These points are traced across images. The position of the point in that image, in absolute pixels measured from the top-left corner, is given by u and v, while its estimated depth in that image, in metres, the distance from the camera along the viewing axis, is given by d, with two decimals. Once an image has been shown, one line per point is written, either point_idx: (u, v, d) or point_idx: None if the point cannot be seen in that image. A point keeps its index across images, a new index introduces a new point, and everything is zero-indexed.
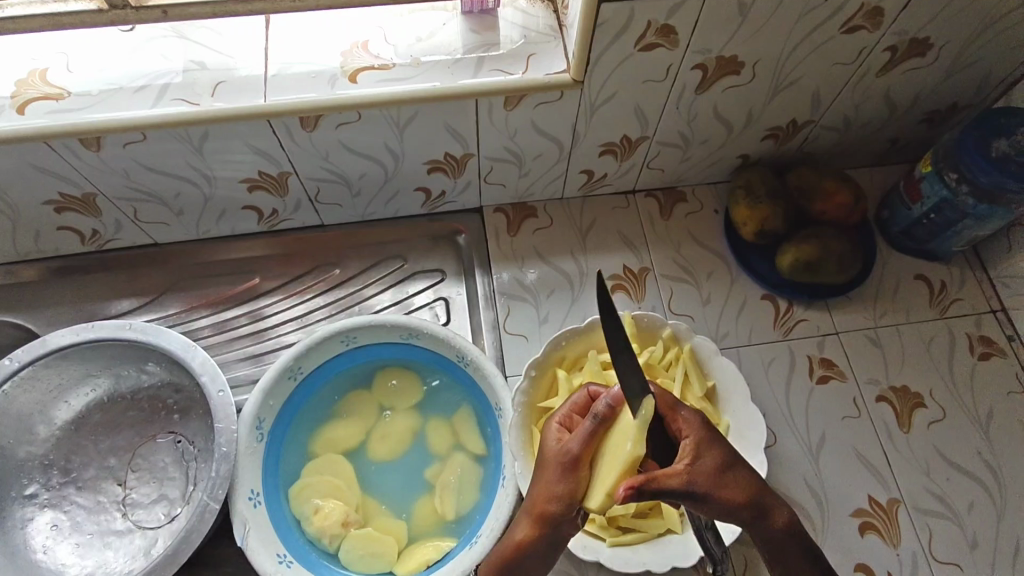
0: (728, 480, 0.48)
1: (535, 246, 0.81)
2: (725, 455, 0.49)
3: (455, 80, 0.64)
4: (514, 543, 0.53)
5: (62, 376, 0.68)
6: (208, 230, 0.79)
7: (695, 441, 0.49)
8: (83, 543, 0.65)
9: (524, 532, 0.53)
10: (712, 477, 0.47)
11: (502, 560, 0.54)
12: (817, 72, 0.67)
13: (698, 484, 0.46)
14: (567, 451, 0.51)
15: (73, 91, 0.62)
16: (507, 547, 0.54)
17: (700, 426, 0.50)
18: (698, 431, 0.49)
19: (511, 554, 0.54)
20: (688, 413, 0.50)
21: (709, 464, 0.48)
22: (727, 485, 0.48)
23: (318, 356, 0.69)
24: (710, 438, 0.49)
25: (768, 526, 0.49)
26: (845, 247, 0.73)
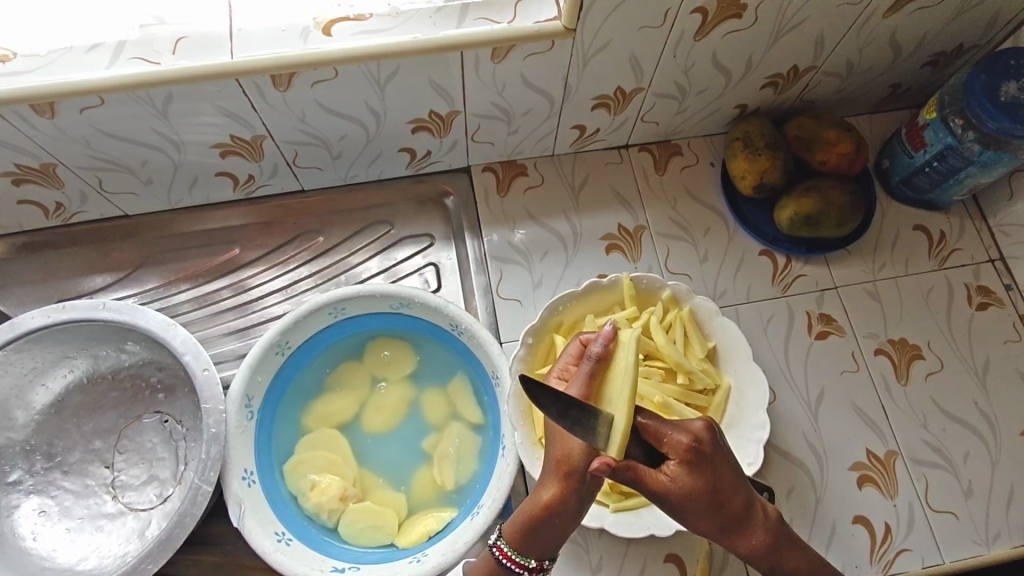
0: (701, 506, 0.48)
1: (526, 207, 0.78)
2: (706, 482, 0.48)
3: (438, 31, 0.59)
4: (543, 506, 0.51)
5: (36, 359, 0.65)
6: (181, 200, 0.75)
7: (678, 465, 0.48)
8: (74, 528, 0.64)
9: (551, 493, 0.52)
10: (684, 502, 0.48)
11: (528, 525, 0.52)
12: (821, 13, 0.63)
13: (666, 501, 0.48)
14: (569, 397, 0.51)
15: (19, 52, 0.57)
16: (532, 512, 0.52)
17: (685, 452, 0.48)
18: (682, 452, 0.48)
19: (538, 517, 0.52)
20: (676, 438, 0.48)
21: (683, 489, 0.48)
22: (698, 510, 0.48)
23: (306, 329, 0.66)
24: (693, 464, 0.48)
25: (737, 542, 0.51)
26: (845, 199, 0.71)
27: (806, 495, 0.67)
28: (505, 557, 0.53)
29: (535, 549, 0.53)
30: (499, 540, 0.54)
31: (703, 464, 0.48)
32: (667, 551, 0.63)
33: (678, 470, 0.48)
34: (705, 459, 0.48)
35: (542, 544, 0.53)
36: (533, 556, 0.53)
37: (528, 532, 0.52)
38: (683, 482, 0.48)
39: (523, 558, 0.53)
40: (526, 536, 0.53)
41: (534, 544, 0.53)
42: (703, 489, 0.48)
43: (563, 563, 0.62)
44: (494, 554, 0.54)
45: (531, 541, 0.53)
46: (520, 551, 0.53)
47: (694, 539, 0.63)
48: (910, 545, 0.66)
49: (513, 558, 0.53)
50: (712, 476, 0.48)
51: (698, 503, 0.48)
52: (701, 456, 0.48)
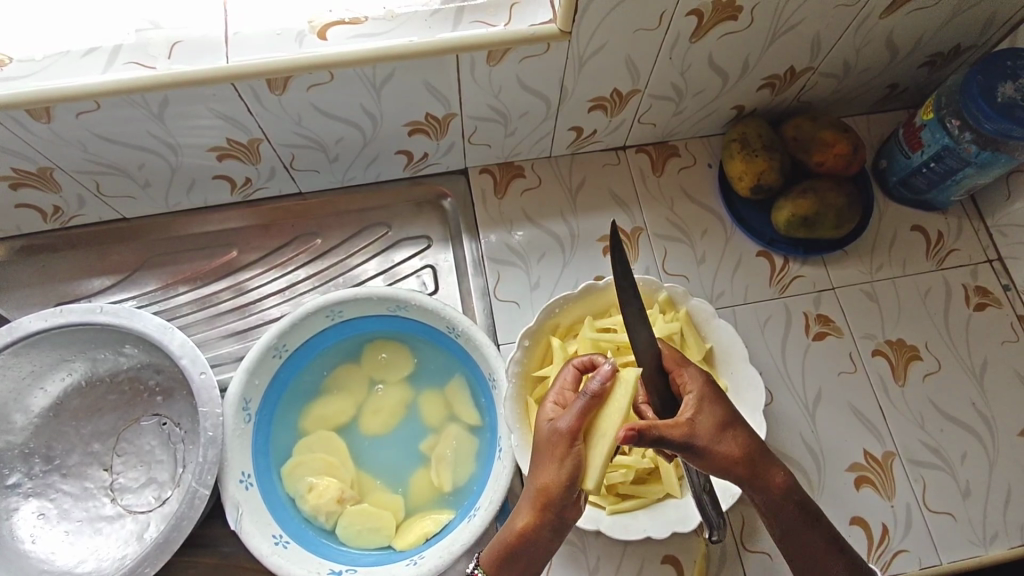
0: (723, 442, 0.50)
1: (523, 208, 0.78)
2: (724, 416, 0.51)
3: (434, 34, 0.59)
4: (517, 533, 0.52)
5: (34, 363, 0.65)
6: (179, 203, 0.75)
7: (697, 400, 0.51)
8: (73, 531, 0.64)
9: (525, 521, 0.52)
10: (708, 438, 0.49)
11: (504, 550, 0.53)
12: (818, 15, 0.63)
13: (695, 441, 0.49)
14: (561, 431, 0.51)
15: (15, 57, 0.57)
16: (509, 538, 0.53)
17: (703, 383, 0.51)
18: (701, 387, 0.51)
19: (512, 543, 0.53)
20: (690, 376, 0.52)
21: (706, 424, 0.50)
22: (722, 446, 0.50)
23: (303, 332, 0.66)
24: (711, 399, 0.51)
25: (761, 484, 0.52)
26: (843, 200, 0.71)
27: None
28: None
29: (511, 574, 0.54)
30: (478, 567, 0.54)
31: (719, 395, 0.51)
32: (663, 553, 0.63)
33: (698, 404, 0.50)
34: (718, 395, 0.52)
35: (519, 567, 0.54)
36: None
37: (504, 557, 0.53)
38: (704, 417, 0.50)
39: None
40: (502, 560, 0.53)
41: (511, 568, 0.54)
42: (721, 422, 0.50)
43: (560, 565, 0.62)
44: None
45: (510, 565, 0.54)
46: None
47: (691, 540, 0.63)
48: (908, 546, 0.66)
49: None
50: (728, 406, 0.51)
51: (721, 437, 0.50)
52: (716, 393, 0.52)
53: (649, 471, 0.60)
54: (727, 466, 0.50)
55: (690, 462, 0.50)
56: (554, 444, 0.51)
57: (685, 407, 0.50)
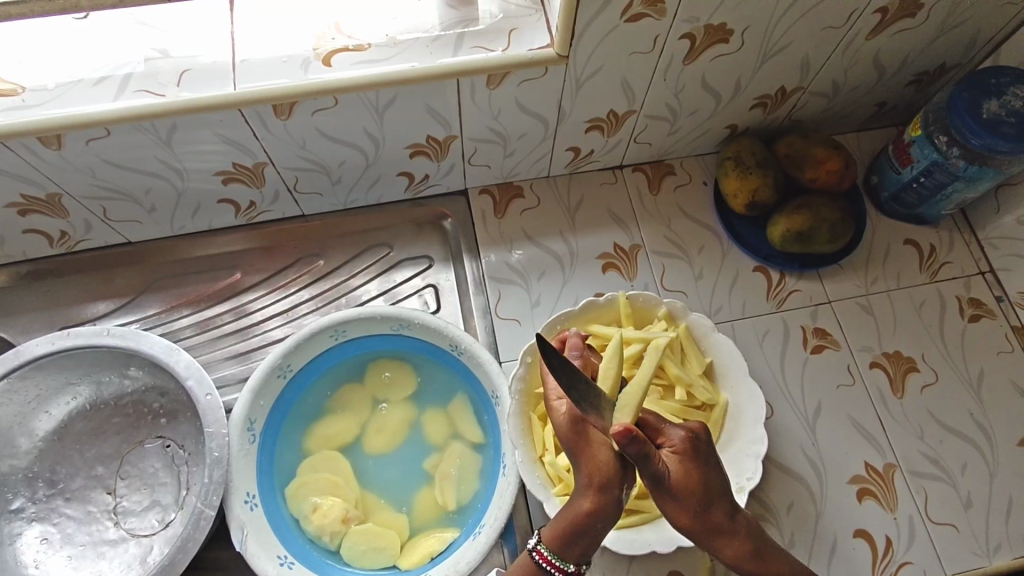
0: (689, 501, 0.49)
1: (523, 227, 0.79)
2: (698, 477, 0.49)
3: (434, 59, 0.61)
4: (584, 513, 0.51)
5: (41, 387, 0.65)
6: (184, 226, 0.76)
7: (672, 454, 0.49)
8: (76, 555, 0.64)
9: (589, 499, 0.51)
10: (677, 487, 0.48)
11: (567, 527, 0.51)
12: (807, 37, 0.65)
13: (661, 483, 0.48)
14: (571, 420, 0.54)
15: (28, 86, 0.58)
16: (573, 516, 0.51)
17: (683, 442, 0.50)
18: (679, 445, 0.49)
19: (579, 522, 0.51)
20: (674, 433, 0.50)
21: (678, 475, 0.49)
22: (685, 501, 0.49)
23: (307, 352, 0.67)
24: (690, 458, 0.49)
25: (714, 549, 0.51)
26: (835, 215, 0.73)
27: (807, 509, 0.68)
28: (546, 561, 0.51)
29: (574, 553, 0.52)
30: (540, 544, 0.52)
31: (701, 459, 0.49)
32: (669, 568, 0.63)
33: (679, 457, 0.49)
34: (700, 454, 0.50)
35: (577, 549, 0.52)
36: (570, 561, 0.52)
37: (570, 532, 0.51)
38: (679, 467, 0.49)
39: (562, 562, 0.52)
40: (567, 538, 0.51)
41: (580, 548, 0.52)
42: (698, 480, 0.49)
43: None
44: (530, 555, 0.52)
45: (573, 544, 0.51)
46: (560, 554, 0.51)
47: (696, 556, 0.63)
48: (912, 558, 0.66)
49: (553, 560, 0.51)
50: (705, 473, 0.49)
51: (689, 496, 0.49)
52: (699, 452, 0.50)
53: None
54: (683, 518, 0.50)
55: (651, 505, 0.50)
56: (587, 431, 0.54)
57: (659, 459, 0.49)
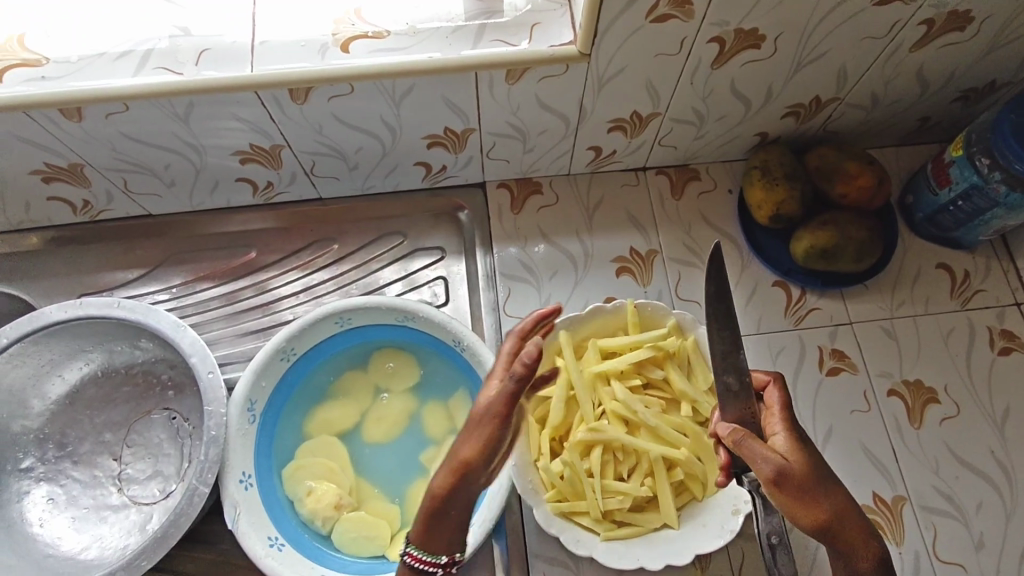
0: (813, 488, 0.48)
1: (539, 225, 0.78)
2: (814, 462, 0.49)
3: (454, 50, 0.60)
4: (434, 495, 0.52)
5: (53, 352, 0.66)
6: (202, 202, 0.77)
7: (788, 442, 0.51)
8: (79, 517, 0.65)
9: (443, 482, 0.52)
10: (802, 471, 0.48)
11: (427, 516, 0.52)
12: (845, 47, 0.62)
13: (783, 469, 0.48)
14: (494, 405, 0.52)
15: (53, 57, 0.59)
16: (430, 502, 0.52)
17: (790, 432, 0.52)
18: (788, 431, 0.52)
19: (433, 508, 0.52)
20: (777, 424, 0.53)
21: (799, 461, 0.49)
22: (806, 489, 0.48)
23: (312, 336, 0.67)
24: (805, 446, 0.51)
25: (841, 553, 0.48)
26: (864, 235, 0.70)
27: None
28: (415, 559, 0.53)
29: (439, 541, 0.53)
30: (409, 545, 0.53)
31: (811, 449, 0.51)
32: None
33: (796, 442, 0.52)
34: (807, 440, 0.52)
35: (446, 543, 0.53)
36: (439, 549, 0.53)
37: (430, 523, 0.52)
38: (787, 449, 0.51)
39: (430, 555, 0.53)
40: (428, 529, 0.53)
41: (445, 539, 0.53)
42: (813, 460, 0.50)
43: None
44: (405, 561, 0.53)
45: (438, 534, 0.53)
46: (430, 550, 0.53)
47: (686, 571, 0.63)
48: None
49: (423, 558, 0.53)
50: (817, 460, 0.50)
51: (810, 483, 0.48)
52: (807, 441, 0.51)
53: (647, 499, 0.60)
54: (810, 515, 0.48)
55: (769, 488, 0.49)
56: (500, 421, 0.51)
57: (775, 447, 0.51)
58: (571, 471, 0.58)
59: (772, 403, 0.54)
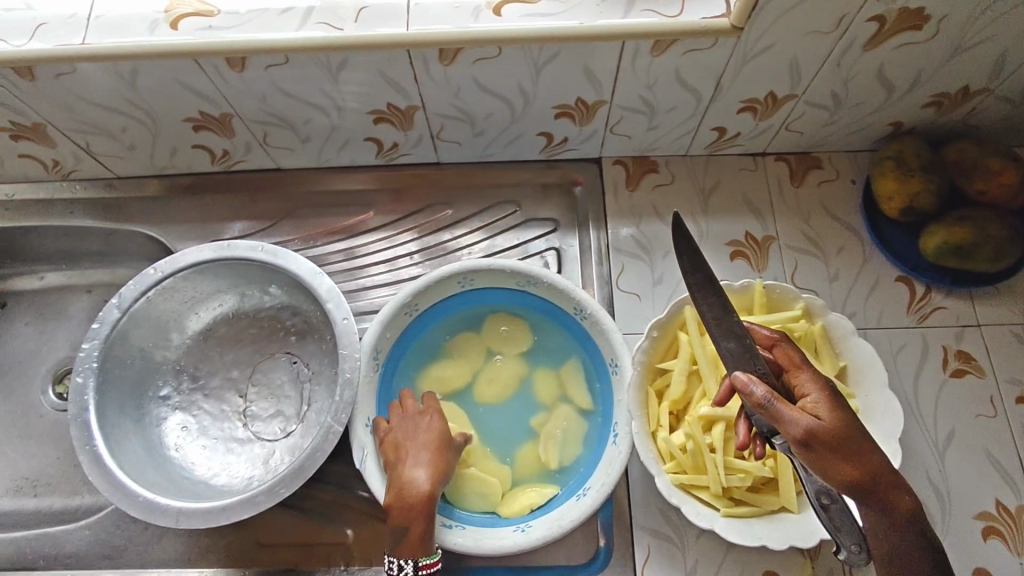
0: (849, 450, 0.45)
1: (654, 203, 0.78)
2: (845, 420, 0.46)
3: (603, 19, 0.60)
4: (425, 493, 0.57)
5: (197, 290, 0.71)
6: (329, 159, 0.80)
7: (816, 401, 0.48)
8: (210, 446, 0.69)
9: (429, 483, 0.57)
10: (836, 431, 0.45)
11: (419, 519, 0.56)
12: (1010, 33, 0.60)
13: (810, 427, 0.45)
14: (440, 433, 0.61)
15: (222, 9, 0.63)
16: (418, 505, 0.56)
17: (823, 391, 0.49)
18: (818, 391, 0.49)
19: (422, 508, 0.56)
20: (806, 384, 0.50)
21: (829, 419, 0.46)
22: (841, 448, 0.45)
23: (436, 294, 0.69)
24: (834, 403, 0.48)
25: (883, 509, 0.46)
26: (1004, 233, 0.67)
27: None
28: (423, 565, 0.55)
29: (427, 542, 0.56)
30: (399, 552, 0.55)
31: (839, 406, 0.48)
32: (766, 567, 0.63)
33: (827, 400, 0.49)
34: (840, 398, 0.48)
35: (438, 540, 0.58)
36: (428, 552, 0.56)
37: (427, 521, 0.56)
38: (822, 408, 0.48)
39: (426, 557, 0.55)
40: (422, 531, 0.56)
41: (429, 538, 0.56)
42: (851, 422, 0.46)
43: (657, 561, 0.63)
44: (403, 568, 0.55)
45: (423, 537, 0.56)
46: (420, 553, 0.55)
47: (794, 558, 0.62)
48: None
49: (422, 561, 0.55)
50: (849, 418, 0.47)
51: (837, 441, 0.45)
52: (837, 399, 0.48)
53: (764, 480, 0.59)
54: (844, 473, 0.45)
55: (798, 451, 0.46)
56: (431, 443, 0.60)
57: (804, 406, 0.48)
58: (692, 443, 0.58)
59: (785, 362, 0.53)
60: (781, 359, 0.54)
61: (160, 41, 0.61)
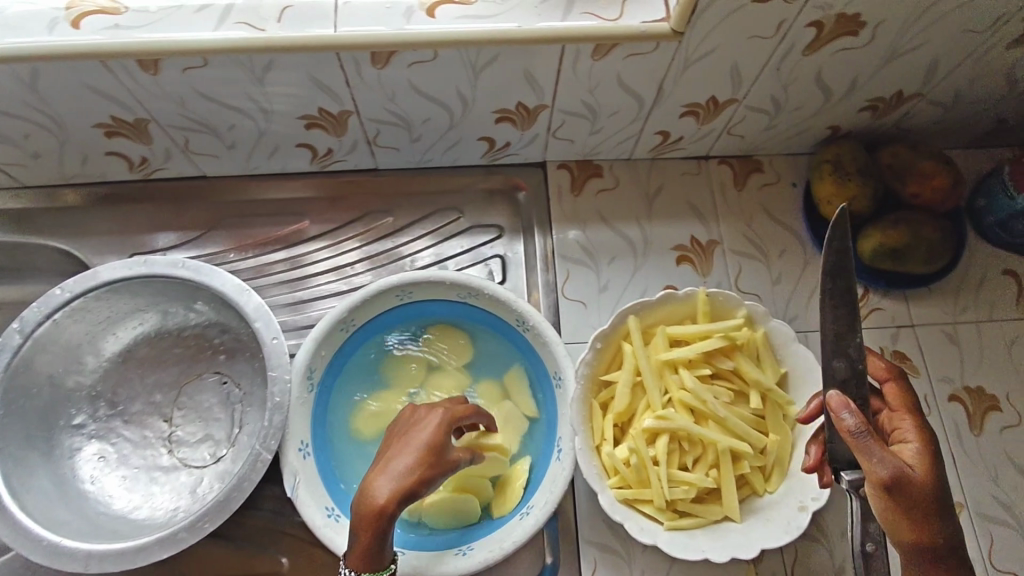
0: (926, 508, 0.48)
1: (598, 209, 0.77)
2: (935, 480, 0.49)
3: (541, 21, 0.58)
4: (377, 510, 0.49)
5: (112, 310, 0.66)
6: (258, 166, 0.76)
7: (925, 454, 0.51)
8: (130, 477, 0.64)
9: (389, 499, 0.49)
10: (923, 488, 0.48)
11: (370, 537, 0.49)
12: (940, 40, 0.60)
13: (903, 482, 0.48)
14: (430, 442, 0.52)
15: (131, 7, 0.58)
16: (371, 520, 0.49)
17: (928, 447, 0.51)
18: (922, 440, 0.52)
19: (374, 526, 0.49)
20: (909, 431, 0.52)
21: (924, 475, 0.49)
22: (916, 506, 0.48)
23: (372, 309, 0.66)
24: (935, 461, 0.50)
25: (921, 561, 0.50)
26: (936, 236, 0.69)
27: None
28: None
29: (377, 559, 0.50)
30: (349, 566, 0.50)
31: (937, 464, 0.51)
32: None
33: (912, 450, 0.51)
34: (939, 456, 0.51)
35: (387, 559, 0.51)
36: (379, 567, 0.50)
37: (372, 541, 0.49)
38: (917, 461, 0.50)
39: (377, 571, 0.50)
40: (371, 548, 0.49)
41: (380, 555, 0.50)
42: (938, 480, 0.49)
43: (604, 574, 0.62)
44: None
45: (375, 553, 0.50)
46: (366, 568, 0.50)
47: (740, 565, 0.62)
48: None
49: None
50: (936, 476, 0.50)
51: (927, 502, 0.48)
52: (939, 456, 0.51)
53: (708, 490, 0.59)
54: (906, 529, 0.49)
55: (874, 496, 0.49)
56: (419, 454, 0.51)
57: (903, 454, 0.51)
58: (636, 457, 0.57)
59: (894, 400, 0.55)
60: (889, 396, 0.55)
61: (61, 40, 0.56)
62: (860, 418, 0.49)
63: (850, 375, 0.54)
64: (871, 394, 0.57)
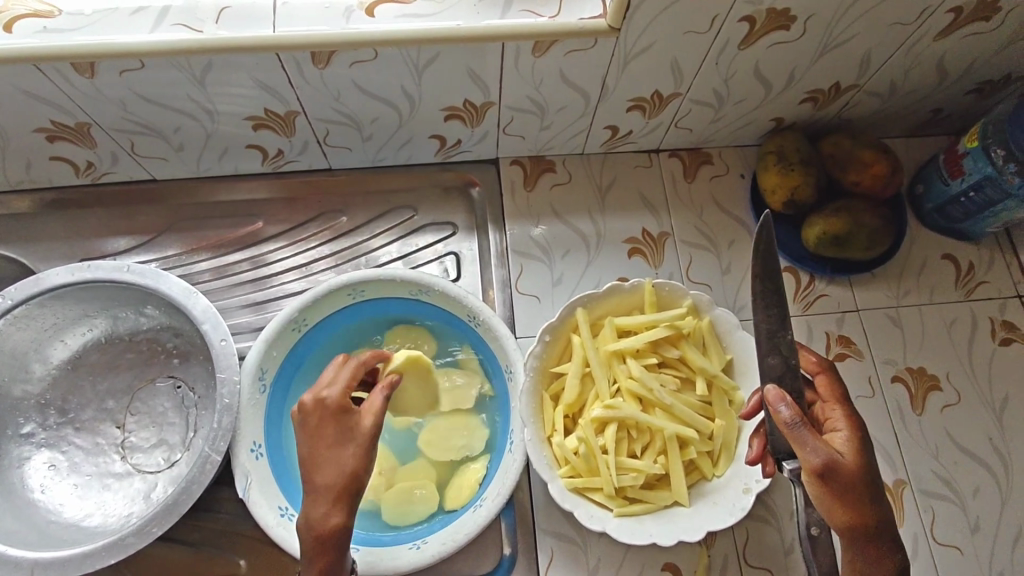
0: (857, 491, 0.50)
1: (551, 203, 0.78)
2: (862, 466, 0.51)
3: (481, 19, 0.59)
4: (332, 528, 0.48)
5: (59, 316, 0.66)
6: (208, 168, 0.75)
7: (853, 442, 0.53)
8: (82, 484, 0.64)
9: (340, 515, 0.48)
10: (853, 472, 0.50)
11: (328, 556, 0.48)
12: (871, 32, 0.62)
13: (833, 465, 0.49)
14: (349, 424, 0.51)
15: (65, 10, 0.57)
16: (327, 537, 0.48)
17: (854, 436, 0.54)
18: (850, 430, 0.54)
19: (332, 541, 0.48)
20: (839, 420, 0.55)
21: (853, 461, 0.51)
22: (847, 489, 0.50)
23: (324, 308, 0.66)
24: (864, 449, 0.53)
25: (861, 549, 0.51)
26: (877, 222, 0.71)
27: None
28: None
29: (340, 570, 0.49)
30: None
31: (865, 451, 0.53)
32: (664, 560, 0.64)
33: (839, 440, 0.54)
34: (866, 443, 0.54)
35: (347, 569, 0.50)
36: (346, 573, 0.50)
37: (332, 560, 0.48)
38: (847, 448, 0.53)
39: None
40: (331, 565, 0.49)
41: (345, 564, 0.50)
42: (865, 465, 0.51)
43: (561, 562, 0.63)
44: None
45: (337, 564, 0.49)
46: None
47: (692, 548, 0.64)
48: None
49: None
50: (863, 462, 0.52)
51: (857, 485, 0.50)
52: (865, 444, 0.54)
53: (658, 477, 0.60)
54: (842, 514, 0.50)
55: (810, 482, 0.50)
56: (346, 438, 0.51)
57: (836, 443, 0.53)
58: (584, 446, 0.59)
59: (826, 393, 0.57)
60: (821, 388, 0.58)
61: None
62: (795, 409, 0.50)
63: (784, 370, 0.56)
64: (804, 386, 0.59)
